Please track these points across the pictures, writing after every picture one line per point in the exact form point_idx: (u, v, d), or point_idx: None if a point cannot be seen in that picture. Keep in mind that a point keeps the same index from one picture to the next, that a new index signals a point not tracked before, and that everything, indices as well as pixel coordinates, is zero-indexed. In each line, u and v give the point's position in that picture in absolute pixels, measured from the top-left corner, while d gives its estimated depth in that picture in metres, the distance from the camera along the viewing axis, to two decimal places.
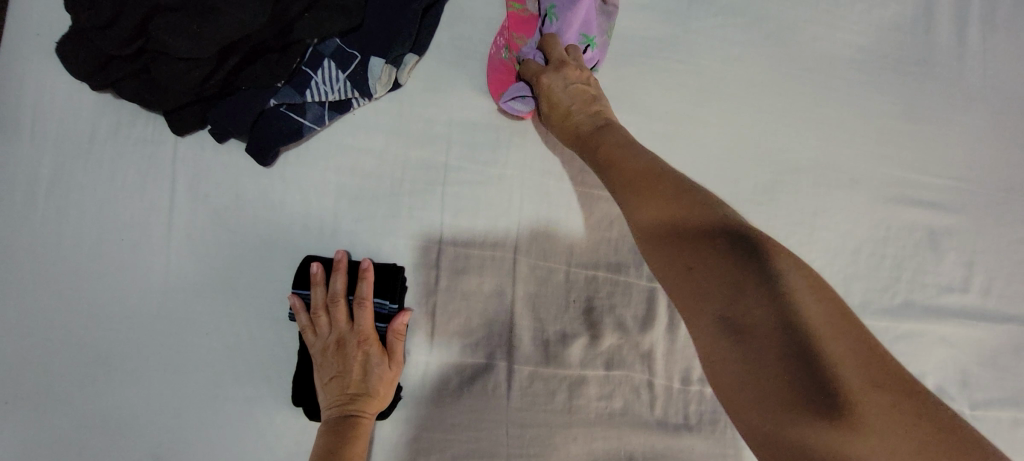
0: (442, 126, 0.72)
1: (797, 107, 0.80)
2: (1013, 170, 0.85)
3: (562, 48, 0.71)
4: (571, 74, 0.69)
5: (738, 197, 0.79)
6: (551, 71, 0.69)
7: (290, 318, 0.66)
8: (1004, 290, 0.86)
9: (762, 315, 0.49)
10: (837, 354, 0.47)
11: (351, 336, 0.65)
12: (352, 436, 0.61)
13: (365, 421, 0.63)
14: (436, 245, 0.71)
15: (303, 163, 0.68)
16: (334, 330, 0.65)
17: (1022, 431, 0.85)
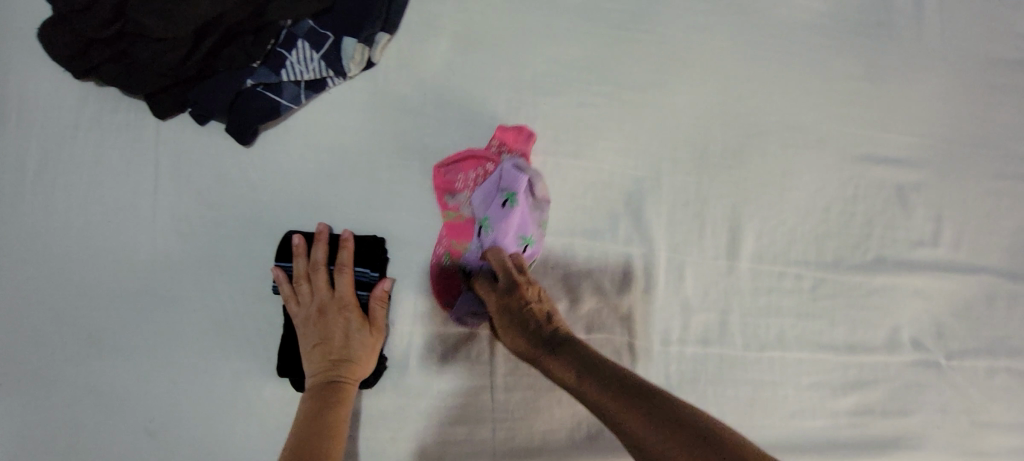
0: (417, 102, 0.74)
1: (760, 73, 0.83)
2: (975, 125, 0.88)
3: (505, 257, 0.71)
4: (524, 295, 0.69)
5: (707, 161, 0.81)
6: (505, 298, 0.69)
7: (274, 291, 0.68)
8: (973, 242, 0.89)
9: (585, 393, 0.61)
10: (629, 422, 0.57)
11: (334, 304, 0.67)
12: (337, 398, 0.63)
13: (348, 385, 0.65)
14: (416, 218, 0.74)
15: (282, 143, 0.71)
16: (316, 298, 0.67)
17: (997, 379, 0.88)
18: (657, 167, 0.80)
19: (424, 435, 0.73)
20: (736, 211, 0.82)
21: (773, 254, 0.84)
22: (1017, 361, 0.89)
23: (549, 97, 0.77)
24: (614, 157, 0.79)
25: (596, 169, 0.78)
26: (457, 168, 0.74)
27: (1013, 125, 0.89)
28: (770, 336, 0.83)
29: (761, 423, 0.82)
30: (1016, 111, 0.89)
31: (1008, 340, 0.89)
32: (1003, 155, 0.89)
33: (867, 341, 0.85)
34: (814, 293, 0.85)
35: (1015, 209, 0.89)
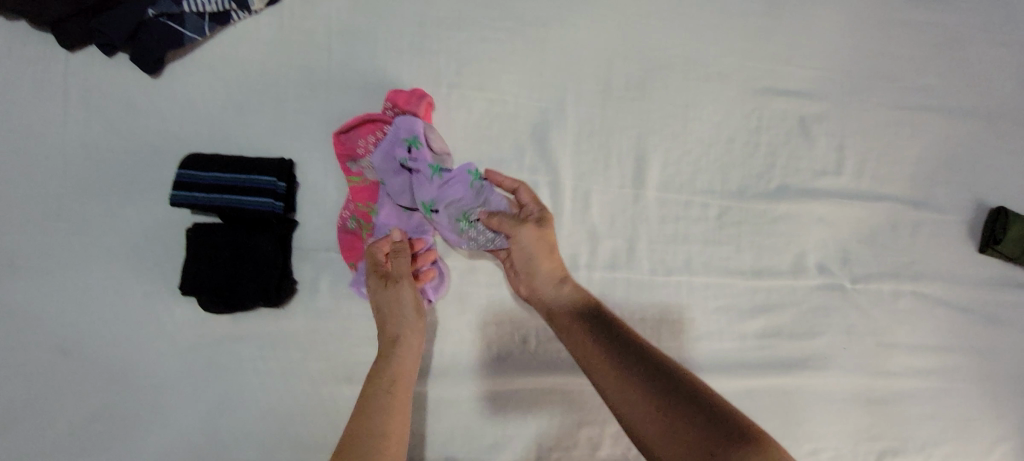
0: (321, 36, 0.77)
1: (660, 8, 0.86)
2: (873, 59, 0.92)
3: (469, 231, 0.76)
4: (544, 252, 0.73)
5: (611, 94, 0.85)
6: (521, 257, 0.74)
7: (172, 204, 0.68)
8: (876, 172, 0.92)
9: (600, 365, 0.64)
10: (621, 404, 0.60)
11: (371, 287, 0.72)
12: (389, 362, 0.66)
13: (401, 345, 0.68)
14: (323, 147, 0.77)
15: (189, 76, 0.74)
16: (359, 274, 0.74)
17: (902, 302, 0.92)
18: (561, 99, 0.83)
19: (335, 357, 0.76)
20: (641, 142, 0.85)
21: (679, 184, 0.87)
22: (921, 285, 0.92)
23: (453, 30, 0.80)
24: (518, 89, 0.82)
25: (501, 101, 0.81)
26: (356, 133, 0.76)
27: (909, 59, 0.93)
28: (677, 262, 0.86)
29: (669, 344, 0.85)
30: (912, 45, 0.93)
31: (912, 266, 0.93)
32: (901, 87, 0.93)
33: (773, 266, 0.89)
34: (720, 221, 0.88)
35: (915, 139, 0.93)
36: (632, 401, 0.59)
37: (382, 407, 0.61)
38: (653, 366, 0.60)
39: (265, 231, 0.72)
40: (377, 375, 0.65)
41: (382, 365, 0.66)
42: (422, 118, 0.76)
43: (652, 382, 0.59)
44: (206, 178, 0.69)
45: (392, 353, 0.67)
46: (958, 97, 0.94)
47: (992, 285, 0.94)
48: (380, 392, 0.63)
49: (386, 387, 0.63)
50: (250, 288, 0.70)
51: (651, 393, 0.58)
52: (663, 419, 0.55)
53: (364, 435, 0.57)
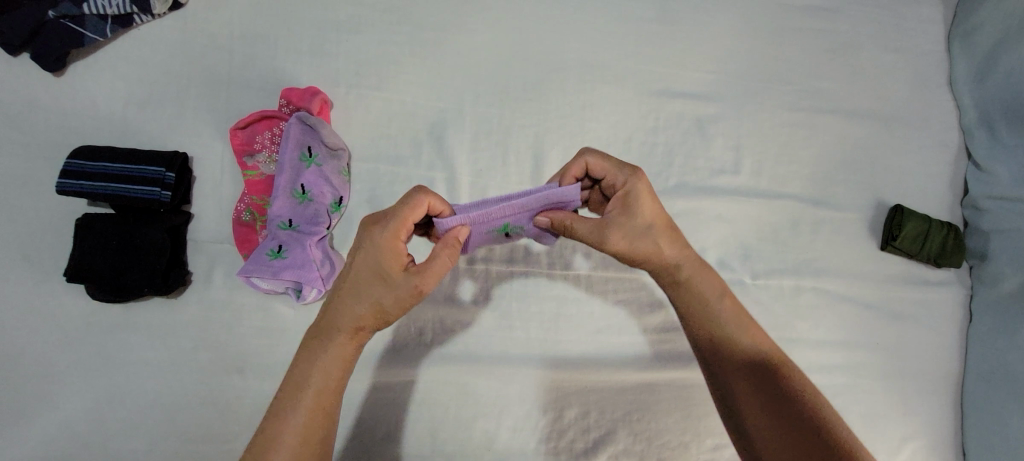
0: (224, 37, 0.81)
1: (555, 16, 0.91)
2: (768, 63, 0.96)
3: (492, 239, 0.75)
4: (653, 225, 0.69)
5: (508, 94, 0.88)
6: (632, 222, 0.68)
7: (58, 192, 0.71)
8: (773, 172, 0.95)
9: (731, 380, 0.67)
10: (755, 423, 0.64)
11: (370, 250, 0.62)
12: (332, 348, 0.61)
13: (348, 346, 0.61)
14: (221, 142, 0.80)
15: (91, 75, 0.78)
16: (371, 248, 0.62)
17: (804, 298, 0.93)
18: (459, 100, 0.86)
19: (222, 347, 0.76)
20: (539, 140, 0.88)
21: None
22: (823, 282, 0.94)
23: (352, 34, 0.84)
24: (416, 89, 0.85)
25: (399, 101, 0.85)
26: (254, 129, 0.79)
27: (802, 64, 0.97)
28: (576, 258, 0.89)
29: (566, 338, 0.86)
30: (804, 52, 0.98)
31: (813, 262, 0.94)
32: (796, 90, 0.97)
33: None
34: None
35: (812, 139, 0.96)
36: (738, 384, 0.67)
37: (298, 403, 0.58)
38: (781, 391, 0.65)
39: (158, 222, 0.74)
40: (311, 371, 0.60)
41: (318, 348, 0.61)
42: (316, 114, 0.79)
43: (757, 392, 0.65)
44: (94, 169, 0.72)
45: (333, 335, 0.61)
46: (853, 100, 0.98)
47: (895, 282, 0.96)
48: (306, 388, 0.59)
49: (312, 381, 0.59)
50: (133, 277, 0.72)
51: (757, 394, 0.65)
52: (781, 430, 0.62)
53: (285, 434, 0.57)
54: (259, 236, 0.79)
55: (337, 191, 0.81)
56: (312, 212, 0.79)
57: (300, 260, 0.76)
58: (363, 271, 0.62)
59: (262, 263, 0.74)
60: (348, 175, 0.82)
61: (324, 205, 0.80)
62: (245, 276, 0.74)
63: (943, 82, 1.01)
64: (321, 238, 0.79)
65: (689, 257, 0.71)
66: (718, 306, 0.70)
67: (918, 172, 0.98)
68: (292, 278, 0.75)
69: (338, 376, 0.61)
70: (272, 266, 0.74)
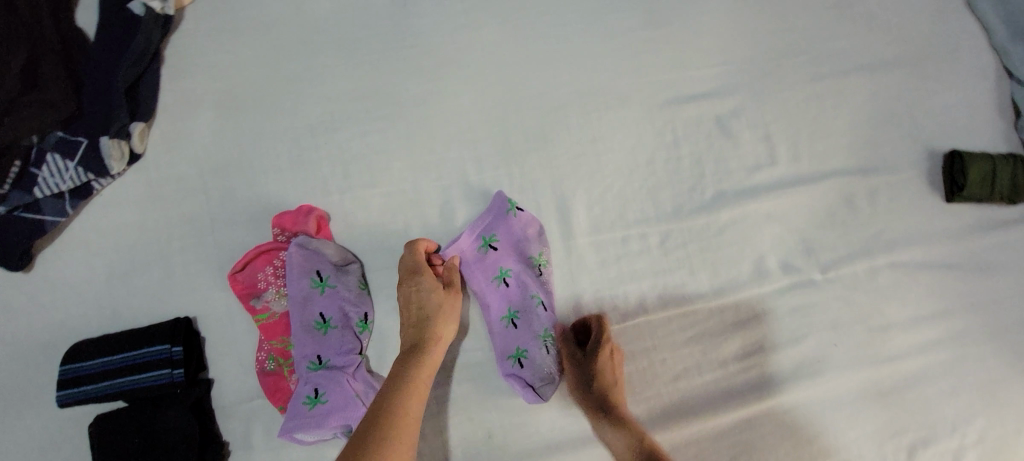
0: (194, 177, 0.73)
1: (538, 51, 0.83)
2: (773, 38, 0.88)
3: (509, 297, 0.78)
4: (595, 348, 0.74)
5: (513, 150, 0.80)
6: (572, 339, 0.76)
7: (64, 404, 0.64)
8: (812, 151, 0.86)
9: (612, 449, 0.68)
10: None
11: (403, 293, 0.71)
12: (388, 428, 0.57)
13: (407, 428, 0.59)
14: (221, 291, 0.71)
15: (64, 258, 0.70)
16: (401, 291, 0.71)
17: (883, 278, 0.84)
18: (461, 171, 0.78)
19: None
20: (558, 190, 0.80)
21: (611, 222, 0.81)
22: (897, 255, 0.85)
23: (329, 134, 0.76)
24: (414, 173, 0.77)
25: (399, 191, 0.77)
26: (253, 268, 0.71)
27: (809, 29, 0.89)
28: (632, 304, 0.80)
29: (645, 395, 0.77)
30: (808, 15, 0.89)
31: (881, 236, 0.86)
32: (810, 59, 0.88)
33: (733, 280, 0.82)
34: (664, 247, 0.82)
35: (841, 105, 0.88)
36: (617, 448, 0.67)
37: (388, 450, 0.55)
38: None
39: (173, 401, 0.66)
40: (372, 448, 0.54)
41: (401, 396, 0.61)
42: (316, 234, 0.72)
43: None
44: (95, 366, 0.65)
45: (416, 380, 0.63)
46: (874, 51, 0.90)
47: (973, 232, 0.87)
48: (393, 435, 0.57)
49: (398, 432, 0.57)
50: None
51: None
52: None
53: None
54: (290, 383, 0.71)
55: (361, 309, 0.73)
56: (340, 339, 0.71)
57: (343, 400, 0.68)
58: (432, 313, 0.69)
59: (302, 415, 0.67)
60: (366, 288, 0.74)
61: (351, 328, 0.72)
62: (289, 434, 0.66)
63: (961, 6, 0.93)
64: (357, 366, 0.71)
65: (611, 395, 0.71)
66: (608, 388, 0.71)
67: (964, 108, 0.90)
68: (338, 422, 0.67)
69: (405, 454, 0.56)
70: (314, 416, 0.67)
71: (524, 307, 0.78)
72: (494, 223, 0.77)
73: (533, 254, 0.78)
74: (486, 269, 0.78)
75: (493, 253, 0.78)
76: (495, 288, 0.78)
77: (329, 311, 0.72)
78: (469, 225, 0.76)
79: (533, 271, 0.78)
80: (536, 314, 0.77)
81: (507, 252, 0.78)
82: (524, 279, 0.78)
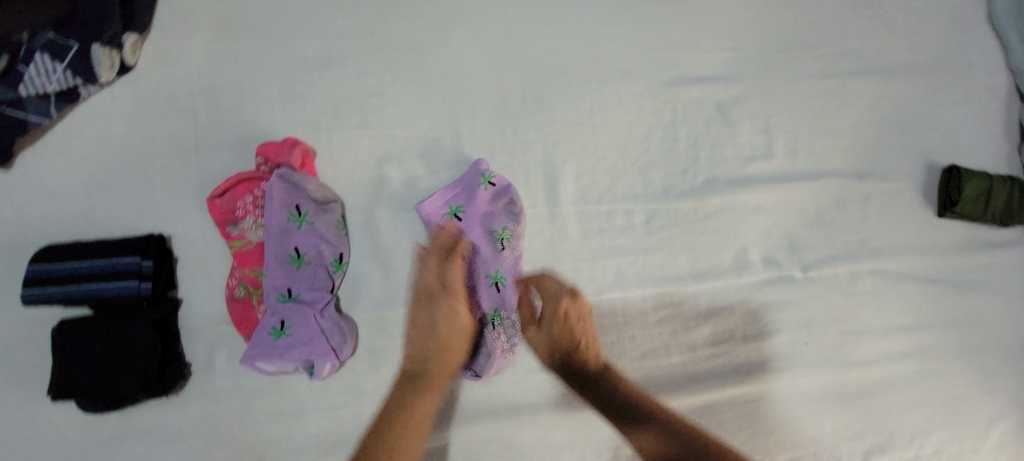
0: (183, 96, 0.72)
1: (546, 13, 0.81)
2: (787, 30, 0.86)
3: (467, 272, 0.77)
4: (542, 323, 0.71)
5: (508, 110, 0.79)
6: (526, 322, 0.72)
7: (28, 303, 0.64)
8: (811, 149, 0.85)
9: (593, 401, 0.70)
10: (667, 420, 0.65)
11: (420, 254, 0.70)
12: (416, 389, 0.65)
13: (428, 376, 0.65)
14: (198, 213, 0.71)
15: (43, 161, 0.69)
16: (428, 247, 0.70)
17: (863, 284, 0.84)
18: (454, 124, 0.78)
19: (238, 440, 0.68)
20: (548, 156, 0.80)
21: (597, 194, 0.80)
22: (881, 263, 0.85)
23: (324, 70, 0.75)
24: (406, 121, 0.76)
25: (388, 137, 0.76)
26: (232, 194, 0.71)
27: (825, 25, 0.87)
28: (609, 278, 0.80)
29: (610, 370, 0.77)
30: (827, 11, 0.87)
31: (867, 242, 0.85)
32: (822, 55, 0.86)
33: (713, 268, 0.82)
34: (648, 227, 0.81)
35: (847, 106, 0.86)
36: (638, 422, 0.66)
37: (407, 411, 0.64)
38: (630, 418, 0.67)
39: (137, 315, 0.66)
40: (394, 398, 0.64)
41: (411, 378, 0.65)
42: (299, 168, 0.72)
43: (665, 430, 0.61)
44: (61, 270, 0.64)
45: (445, 360, 0.65)
46: (887, 56, 0.88)
47: (961, 250, 0.86)
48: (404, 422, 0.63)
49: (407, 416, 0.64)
50: (125, 383, 0.64)
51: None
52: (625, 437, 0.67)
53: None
54: (258, 312, 0.70)
55: (336, 248, 0.73)
56: (312, 276, 0.71)
57: (308, 335, 0.68)
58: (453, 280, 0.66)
59: (266, 344, 0.67)
60: (344, 229, 0.74)
61: (324, 266, 0.72)
62: (251, 362, 0.66)
63: (981, 21, 0.91)
64: (326, 304, 0.71)
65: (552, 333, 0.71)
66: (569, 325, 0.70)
67: (970, 124, 0.88)
68: (301, 355, 0.67)
69: (424, 413, 0.65)
70: (278, 346, 0.67)
71: (476, 282, 0.77)
72: (463, 194, 0.76)
73: (496, 228, 0.78)
74: (446, 238, 0.76)
75: (458, 224, 0.77)
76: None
77: (304, 247, 0.72)
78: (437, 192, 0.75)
79: (495, 246, 0.78)
80: (485, 293, 0.77)
81: (471, 224, 0.77)
82: (484, 254, 0.78)
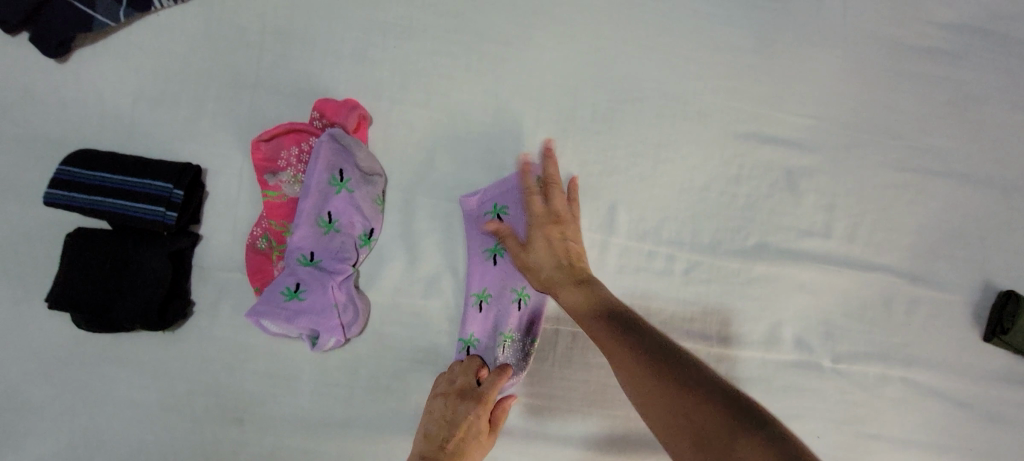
0: (254, 32, 0.70)
1: (636, 36, 0.78)
2: (875, 112, 0.82)
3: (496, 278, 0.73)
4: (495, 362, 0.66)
5: (574, 125, 0.76)
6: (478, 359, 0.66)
7: (49, 204, 0.61)
8: (870, 239, 0.81)
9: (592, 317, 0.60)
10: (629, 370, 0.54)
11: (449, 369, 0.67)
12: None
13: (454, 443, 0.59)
14: (239, 154, 0.68)
15: (99, 63, 0.67)
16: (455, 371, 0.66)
17: (890, 390, 0.80)
18: (517, 126, 0.75)
19: (225, 393, 0.66)
20: (603, 181, 0.76)
21: (643, 231, 0.77)
22: (913, 372, 0.81)
23: (400, 40, 0.72)
24: (469, 111, 0.74)
25: (447, 123, 0.73)
26: (280, 143, 0.68)
27: (916, 116, 0.83)
28: None
29: (614, 415, 0.74)
30: (921, 102, 0.83)
31: (904, 348, 0.81)
32: (905, 147, 0.83)
33: (741, 335, 0.78)
34: (686, 277, 0.78)
35: (917, 205, 0.82)
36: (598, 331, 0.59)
37: None
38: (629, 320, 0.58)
39: (156, 243, 0.63)
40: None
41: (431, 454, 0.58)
42: (352, 132, 0.69)
43: (664, 353, 0.53)
44: (91, 178, 0.62)
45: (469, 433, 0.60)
46: (973, 163, 0.84)
47: (1001, 380, 0.82)
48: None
49: None
50: (126, 309, 0.62)
51: (655, 360, 0.52)
52: (670, 401, 0.49)
53: None
54: (275, 268, 0.68)
55: (369, 223, 0.70)
56: (338, 245, 0.68)
57: (320, 305, 0.65)
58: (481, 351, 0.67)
59: (275, 303, 0.64)
60: (381, 205, 0.71)
61: (353, 238, 0.69)
62: (257, 317, 0.63)
63: None
64: (346, 277, 0.68)
65: (588, 289, 0.63)
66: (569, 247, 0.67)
67: None
68: (307, 323, 0.64)
69: None
70: (287, 309, 0.64)
71: (500, 292, 0.73)
72: (511, 195, 0.72)
73: None
74: (483, 237, 0.72)
75: None
76: (483, 263, 0.72)
77: (338, 214, 0.69)
78: (483, 188, 0.72)
79: None
80: (507, 307, 0.73)
81: (512, 227, 0.72)
82: None
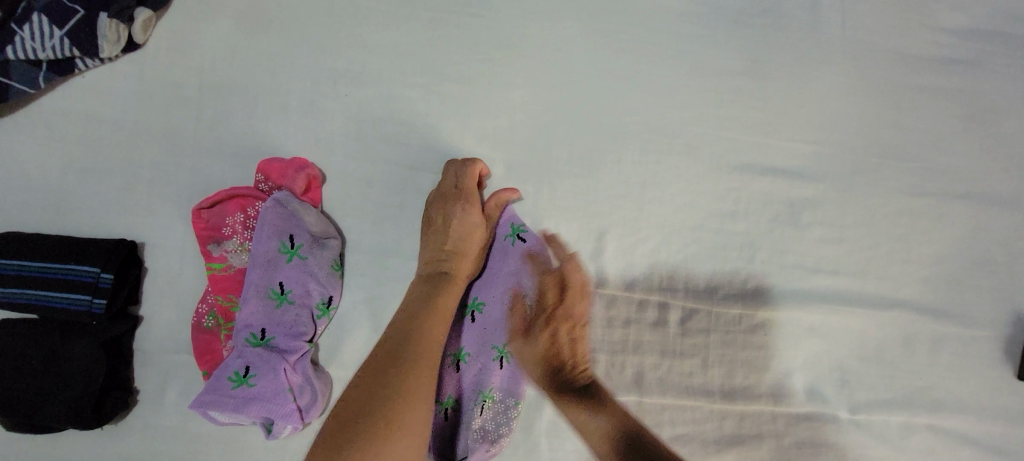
0: (190, 89, 0.64)
1: (613, 66, 0.71)
2: (883, 132, 0.75)
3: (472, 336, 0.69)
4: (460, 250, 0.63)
5: (548, 168, 0.69)
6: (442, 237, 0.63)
7: None
8: (885, 273, 0.74)
9: None
10: None
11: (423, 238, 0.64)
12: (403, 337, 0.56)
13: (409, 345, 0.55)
14: (180, 224, 0.62)
15: (22, 134, 0.61)
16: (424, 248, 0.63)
17: (916, 440, 0.72)
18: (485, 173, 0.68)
19: None
20: (584, 227, 0.69)
21: (631, 279, 0.70)
22: (941, 419, 0.72)
23: (351, 87, 0.66)
24: (432, 160, 0.67)
25: (408, 174, 0.66)
26: (223, 209, 0.62)
27: (929, 134, 0.75)
28: (626, 377, 0.69)
29: None
30: (934, 118, 0.75)
31: (930, 392, 0.73)
32: (919, 168, 0.75)
33: (746, 388, 0.71)
34: (682, 328, 0.70)
35: (936, 232, 0.74)
36: None
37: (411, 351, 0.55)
38: None
39: (85, 333, 0.58)
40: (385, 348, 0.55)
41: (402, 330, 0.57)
42: (301, 194, 0.64)
43: None
44: (9, 268, 0.57)
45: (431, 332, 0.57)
46: (997, 181, 0.75)
47: None
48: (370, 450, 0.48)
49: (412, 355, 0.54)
50: (53, 411, 0.56)
51: None
52: None
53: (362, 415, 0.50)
54: (224, 347, 0.62)
55: (326, 290, 0.63)
56: (292, 319, 0.62)
57: (272, 389, 0.58)
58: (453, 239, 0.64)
59: (222, 391, 0.57)
60: (339, 270, 0.64)
61: (308, 309, 0.63)
62: (200, 406, 0.57)
63: None
64: (302, 355, 0.61)
65: None
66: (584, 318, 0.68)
67: None
68: (258, 412, 0.57)
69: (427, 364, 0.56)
70: (234, 396, 0.57)
71: (478, 351, 0.68)
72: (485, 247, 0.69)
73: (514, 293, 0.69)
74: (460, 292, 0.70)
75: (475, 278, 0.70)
76: (460, 319, 0.69)
77: (291, 282, 0.63)
78: None
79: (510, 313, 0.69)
80: (486, 367, 0.68)
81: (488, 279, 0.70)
82: (495, 319, 0.69)
